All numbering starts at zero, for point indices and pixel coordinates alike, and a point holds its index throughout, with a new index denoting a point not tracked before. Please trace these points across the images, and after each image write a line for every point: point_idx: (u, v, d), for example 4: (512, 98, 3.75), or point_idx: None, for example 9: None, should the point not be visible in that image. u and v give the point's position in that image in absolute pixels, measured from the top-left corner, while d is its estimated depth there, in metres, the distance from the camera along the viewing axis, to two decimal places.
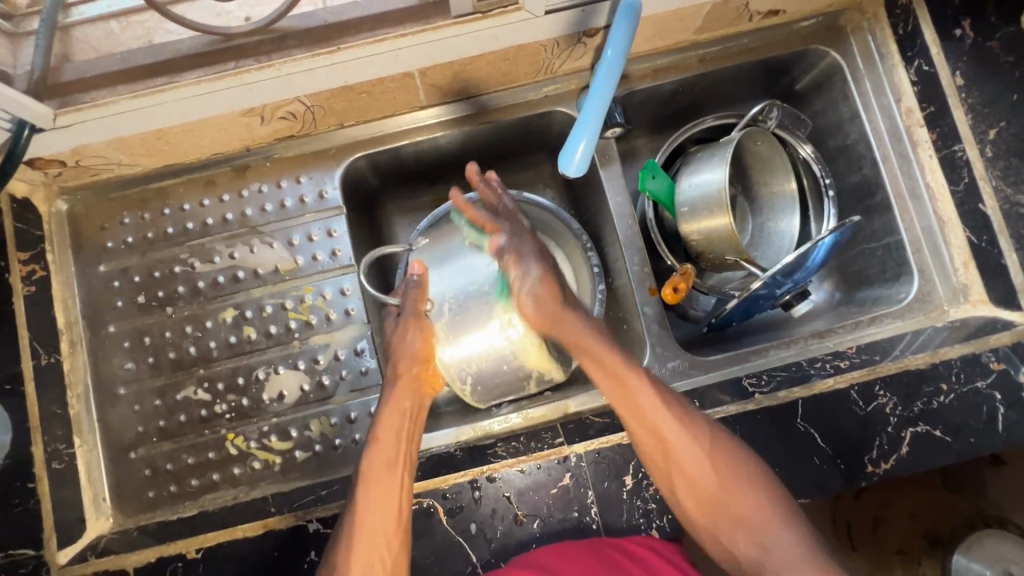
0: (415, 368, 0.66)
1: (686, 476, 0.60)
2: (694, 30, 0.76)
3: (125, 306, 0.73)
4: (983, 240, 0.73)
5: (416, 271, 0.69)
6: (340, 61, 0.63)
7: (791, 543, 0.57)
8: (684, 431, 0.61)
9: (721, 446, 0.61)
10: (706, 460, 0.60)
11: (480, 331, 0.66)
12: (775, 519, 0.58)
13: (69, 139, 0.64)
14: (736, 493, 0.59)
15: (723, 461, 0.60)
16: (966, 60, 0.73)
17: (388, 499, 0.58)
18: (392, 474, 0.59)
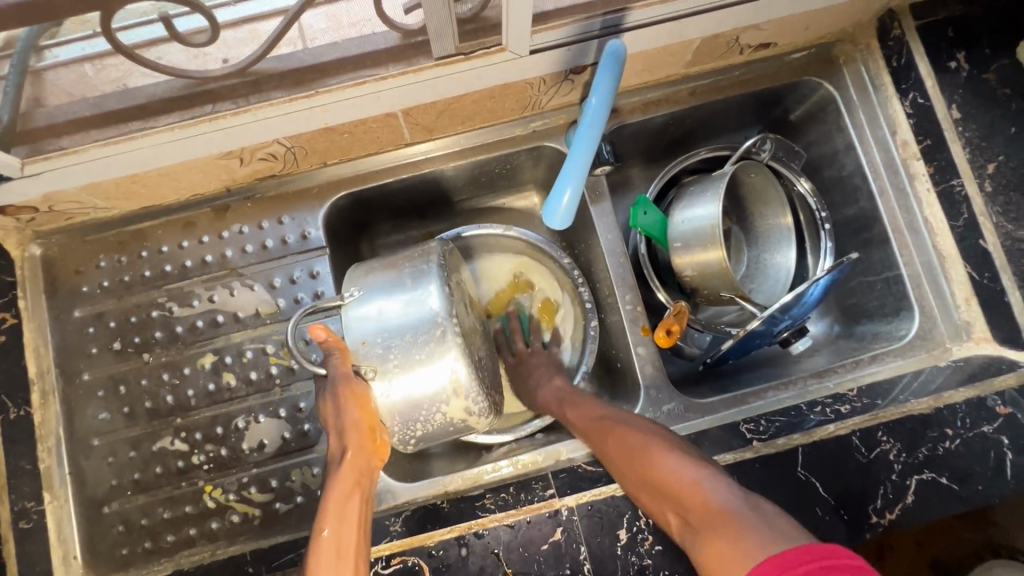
0: (362, 441, 0.54)
1: (629, 475, 0.58)
2: (683, 64, 0.74)
3: (100, 353, 0.70)
4: (985, 277, 0.70)
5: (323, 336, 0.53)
6: (319, 104, 0.62)
7: (731, 502, 0.48)
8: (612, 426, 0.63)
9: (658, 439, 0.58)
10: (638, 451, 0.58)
11: (432, 371, 0.54)
12: (700, 479, 0.51)
13: (41, 186, 0.62)
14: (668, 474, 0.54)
15: (652, 448, 0.57)
16: (962, 93, 0.71)
17: (345, 561, 0.50)
18: (343, 565, 0.50)
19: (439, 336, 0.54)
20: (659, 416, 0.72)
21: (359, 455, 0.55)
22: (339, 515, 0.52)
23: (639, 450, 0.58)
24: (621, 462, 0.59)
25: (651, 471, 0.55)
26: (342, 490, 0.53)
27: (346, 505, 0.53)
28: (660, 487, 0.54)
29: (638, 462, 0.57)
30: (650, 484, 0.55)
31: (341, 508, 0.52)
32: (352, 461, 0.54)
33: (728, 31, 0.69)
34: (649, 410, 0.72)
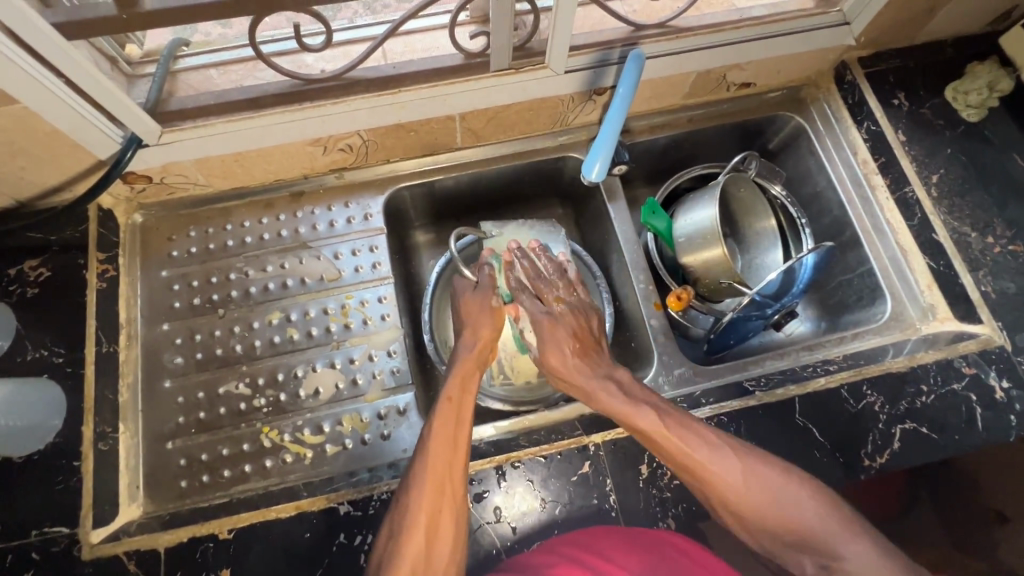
0: (491, 337, 0.74)
1: (735, 511, 0.61)
2: (682, 96, 0.93)
3: (181, 307, 0.80)
4: (941, 265, 0.83)
5: (486, 254, 0.78)
6: (399, 101, 0.77)
7: (864, 555, 0.54)
8: (711, 454, 0.62)
9: (754, 461, 0.62)
10: (747, 481, 0.60)
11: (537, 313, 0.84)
12: (847, 543, 0.56)
13: (163, 156, 0.75)
14: (787, 510, 0.59)
15: (762, 476, 0.61)
16: (906, 122, 0.90)
17: (451, 421, 0.64)
18: (460, 419, 0.64)
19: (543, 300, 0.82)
20: (670, 378, 0.80)
21: (489, 346, 0.74)
22: (465, 391, 0.67)
23: (740, 475, 0.61)
24: (739, 500, 0.60)
25: (775, 515, 0.59)
26: (468, 369, 0.70)
27: (467, 384, 0.69)
28: (795, 538, 0.58)
29: (760, 507, 0.60)
30: (768, 522, 0.59)
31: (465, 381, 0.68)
32: (480, 352, 0.73)
33: (718, 68, 0.87)
34: (661, 372, 0.80)
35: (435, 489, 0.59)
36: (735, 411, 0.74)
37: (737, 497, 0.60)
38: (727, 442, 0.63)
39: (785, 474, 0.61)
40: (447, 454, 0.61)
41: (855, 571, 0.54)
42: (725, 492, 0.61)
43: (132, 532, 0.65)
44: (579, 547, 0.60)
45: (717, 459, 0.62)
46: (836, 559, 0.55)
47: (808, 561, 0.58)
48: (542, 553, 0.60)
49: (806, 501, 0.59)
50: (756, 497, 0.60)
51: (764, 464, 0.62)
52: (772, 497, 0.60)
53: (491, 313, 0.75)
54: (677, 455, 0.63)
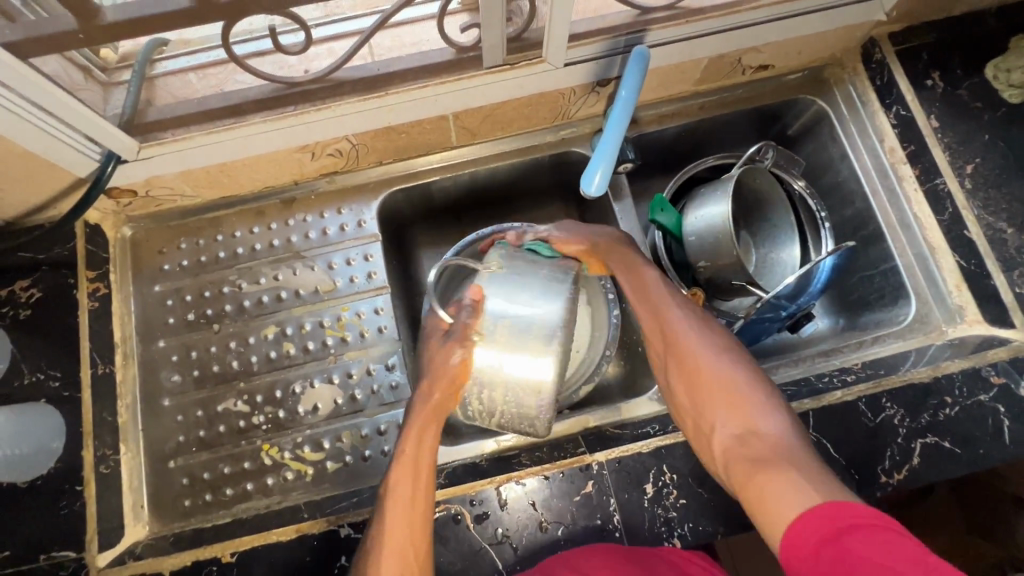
0: (450, 395, 0.58)
1: (685, 363, 0.64)
2: (694, 82, 0.86)
3: (176, 323, 0.79)
4: (972, 264, 0.77)
5: (475, 294, 0.56)
6: (387, 104, 0.72)
7: (790, 444, 0.55)
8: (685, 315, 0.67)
9: (739, 353, 0.64)
10: (707, 344, 0.64)
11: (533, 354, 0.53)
12: (771, 420, 0.58)
13: (146, 170, 0.72)
14: (736, 388, 0.61)
15: (739, 363, 0.63)
16: (939, 106, 0.83)
17: (405, 482, 0.59)
18: (419, 477, 0.60)
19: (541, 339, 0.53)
20: None
21: (448, 403, 0.59)
22: (418, 447, 0.60)
23: (709, 347, 0.64)
24: (688, 357, 0.64)
25: (722, 382, 0.62)
26: (425, 424, 0.60)
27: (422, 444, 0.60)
28: (730, 402, 0.60)
29: (707, 377, 0.62)
30: (706, 387, 0.62)
31: (422, 443, 0.61)
32: (436, 404, 0.59)
33: (732, 52, 0.80)
34: None
35: (400, 557, 0.56)
36: None
37: (695, 361, 0.63)
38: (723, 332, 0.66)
39: (754, 375, 0.62)
40: (405, 523, 0.58)
41: (770, 440, 0.56)
42: (687, 347, 0.64)
43: (138, 555, 0.66)
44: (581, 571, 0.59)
45: (694, 337, 0.65)
46: (753, 429, 0.58)
47: (729, 423, 0.59)
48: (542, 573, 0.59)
49: (767, 395, 0.60)
50: (719, 371, 0.62)
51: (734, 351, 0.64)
52: (725, 380, 0.61)
53: (450, 369, 0.56)
54: (659, 311, 0.68)
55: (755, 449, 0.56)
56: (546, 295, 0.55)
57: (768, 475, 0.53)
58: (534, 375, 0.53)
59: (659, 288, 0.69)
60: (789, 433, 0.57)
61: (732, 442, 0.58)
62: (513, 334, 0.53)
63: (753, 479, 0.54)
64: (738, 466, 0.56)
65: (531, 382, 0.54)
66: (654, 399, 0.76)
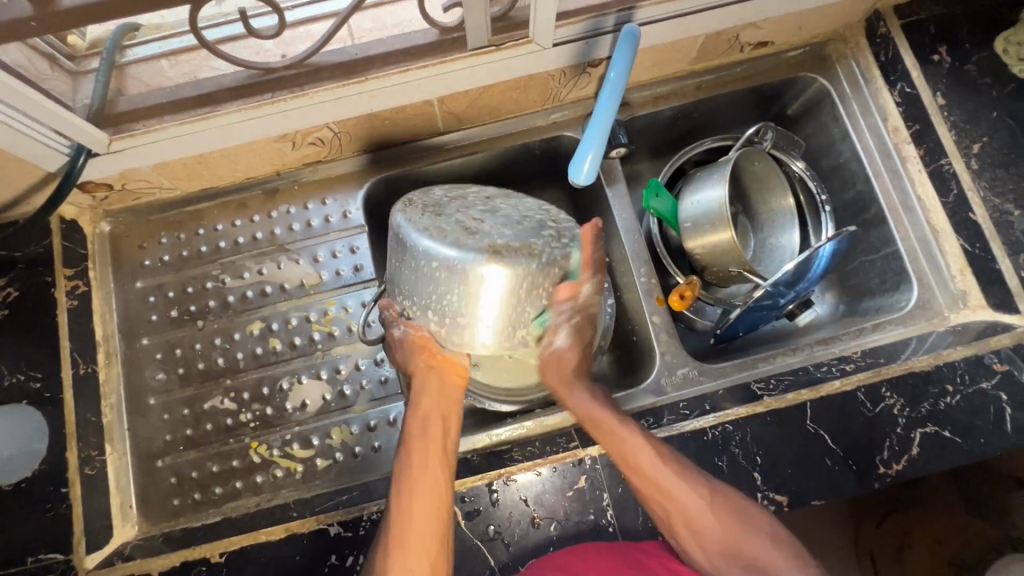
0: (434, 363, 0.64)
1: (692, 526, 0.61)
2: (690, 61, 0.82)
3: (159, 320, 0.77)
4: (977, 248, 0.75)
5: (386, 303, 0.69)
6: (368, 90, 0.69)
7: None
8: (681, 478, 0.61)
9: (726, 495, 0.61)
10: (715, 505, 0.61)
11: (428, 266, 0.53)
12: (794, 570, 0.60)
13: (119, 164, 0.69)
14: (752, 541, 0.60)
15: (737, 509, 0.61)
16: (945, 82, 0.79)
17: (432, 464, 0.61)
18: (439, 461, 0.61)
19: (420, 250, 0.53)
20: (674, 379, 0.75)
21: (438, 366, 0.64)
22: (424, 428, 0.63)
23: (706, 504, 0.61)
24: (699, 524, 0.61)
25: (736, 542, 0.60)
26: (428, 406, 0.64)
27: (429, 424, 0.63)
28: (747, 562, 0.61)
29: (721, 540, 0.61)
30: (722, 546, 0.61)
31: (427, 413, 0.64)
32: (424, 374, 0.64)
33: (730, 28, 0.77)
34: (664, 373, 0.76)
35: (431, 533, 0.58)
36: (742, 419, 0.69)
37: (698, 521, 0.61)
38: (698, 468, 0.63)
39: (748, 509, 0.61)
40: (429, 492, 0.59)
41: None
42: (695, 514, 0.61)
43: (127, 556, 0.65)
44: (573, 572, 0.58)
45: (689, 488, 0.61)
46: None
47: None
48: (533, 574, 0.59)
49: (773, 537, 0.60)
50: (723, 529, 0.60)
51: (734, 501, 0.61)
52: (734, 529, 0.60)
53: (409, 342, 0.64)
54: (644, 471, 0.61)
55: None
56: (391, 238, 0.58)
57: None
58: (446, 279, 0.53)
59: (651, 451, 0.62)
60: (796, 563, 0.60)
61: None
62: (411, 285, 0.56)
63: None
64: None
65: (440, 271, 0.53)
66: (648, 391, 0.75)
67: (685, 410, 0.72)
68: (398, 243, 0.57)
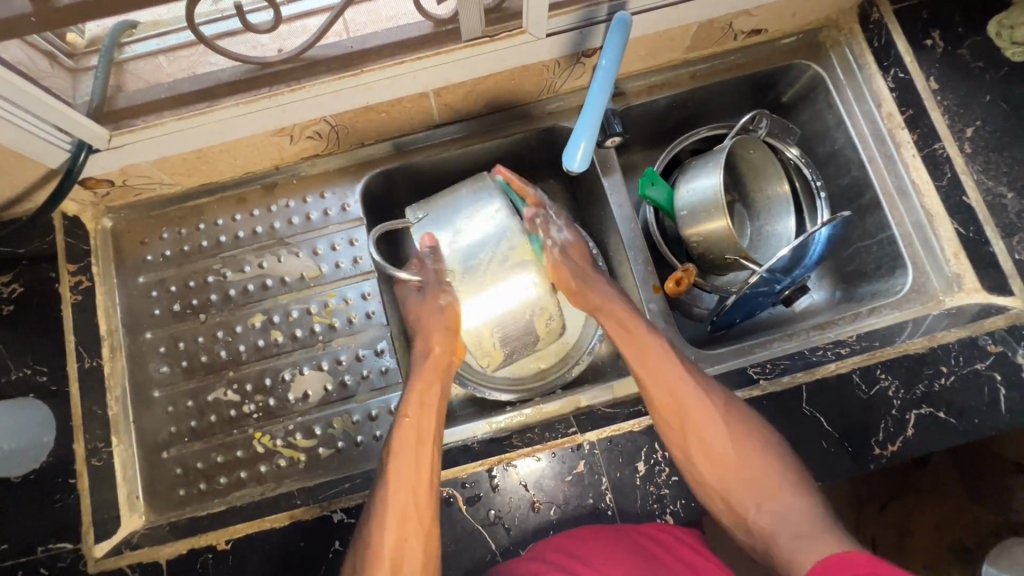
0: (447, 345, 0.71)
1: (707, 439, 0.67)
2: (684, 50, 0.83)
3: (162, 314, 0.78)
4: (971, 231, 0.75)
5: (428, 243, 0.67)
6: (364, 82, 0.70)
7: (813, 517, 0.62)
8: (701, 394, 0.68)
9: (739, 409, 0.68)
10: (730, 423, 0.67)
11: (518, 268, 0.66)
12: (797, 496, 0.64)
13: (120, 159, 0.70)
14: (763, 459, 0.65)
15: (750, 434, 0.66)
16: (939, 66, 0.79)
17: (418, 453, 0.64)
18: (422, 448, 0.65)
19: (515, 242, 0.66)
20: None
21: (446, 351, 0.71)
22: (421, 406, 0.68)
23: (722, 415, 0.67)
24: (711, 438, 0.67)
25: (743, 462, 0.66)
26: (425, 393, 0.69)
27: (425, 400, 0.69)
28: (754, 483, 0.65)
29: (732, 454, 0.66)
30: (731, 462, 0.66)
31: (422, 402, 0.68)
32: (438, 353, 0.71)
33: (723, 16, 0.77)
34: None
35: (400, 522, 0.60)
36: (738, 403, 0.70)
37: (715, 435, 0.67)
38: (717, 386, 0.70)
39: (761, 428, 0.66)
40: (410, 486, 0.62)
41: (794, 518, 0.63)
42: (708, 427, 0.67)
43: (134, 545, 0.66)
44: (578, 558, 0.59)
45: (705, 405, 0.68)
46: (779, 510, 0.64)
47: (755, 505, 0.65)
48: (539, 561, 0.60)
49: (782, 455, 0.65)
50: (736, 440, 0.66)
51: (751, 423, 0.67)
52: (744, 443, 0.66)
53: (444, 312, 0.69)
54: (671, 390, 0.68)
55: (789, 510, 0.63)
56: (465, 200, 0.69)
57: (807, 541, 0.60)
58: (524, 283, 0.66)
59: (676, 366, 0.69)
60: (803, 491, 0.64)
61: (761, 523, 0.65)
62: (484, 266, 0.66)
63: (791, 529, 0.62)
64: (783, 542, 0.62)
65: (506, 250, 0.66)
66: None
67: None
68: (491, 215, 0.67)
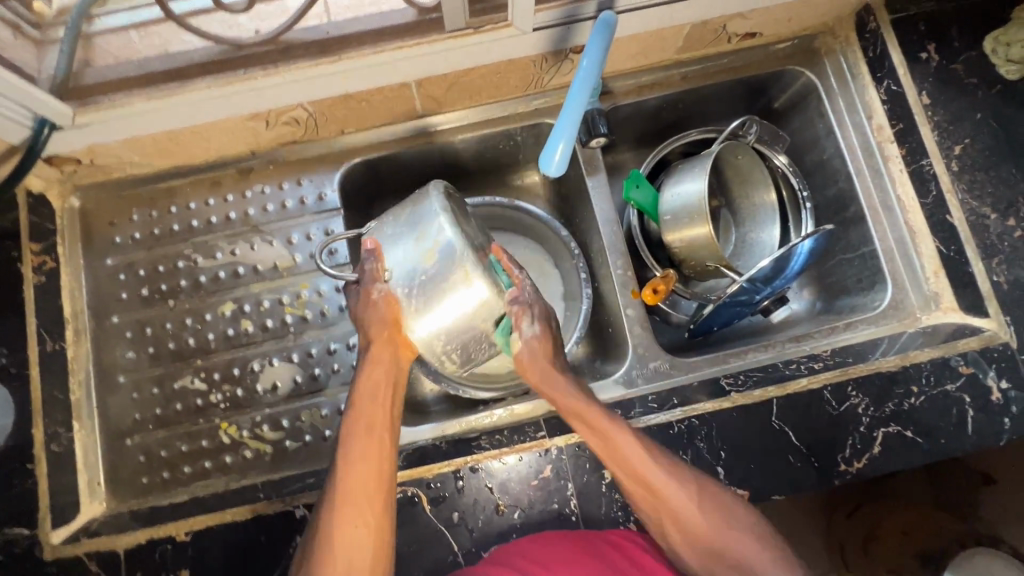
0: (395, 337, 0.59)
1: (675, 514, 0.62)
2: (676, 50, 0.81)
3: (129, 298, 0.76)
4: (952, 250, 0.75)
5: (369, 246, 0.58)
6: (341, 70, 0.67)
7: None
8: (673, 478, 0.61)
9: (711, 488, 0.63)
10: (698, 502, 0.61)
11: (462, 288, 0.55)
12: (767, 565, 0.61)
13: (87, 137, 0.68)
14: (733, 528, 0.62)
15: (720, 501, 0.62)
16: (932, 80, 0.78)
17: (368, 458, 0.58)
18: (373, 434, 0.59)
19: (459, 271, 0.54)
20: (644, 372, 0.76)
21: (393, 342, 0.59)
22: (370, 393, 0.60)
23: (694, 496, 0.61)
24: (679, 514, 0.62)
25: (712, 541, 0.62)
26: (376, 389, 0.60)
27: (376, 381, 0.60)
28: (725, 555, 0.62)
29: (705, 525, 0.61)
30: (700, 536, 0.62)
31: (374, 385, 0.61)
32: (380, 341, 0.60)
33: (716, 18, 0.76)
34: (635, 366, 0.76)
35: (356, 512, 0.57)
36: (707, 414, 0.70)
37: (684, 509, 0.61)
38: (690, 471, 0.63)
39: (730, 500, 0.63)
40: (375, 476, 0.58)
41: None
42: (678, 507, 0.61)
43: (93, 532, 0.65)
44: (539, 561, 0.58)
45: (677, 488, 0.61)
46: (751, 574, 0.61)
47: (722, 569, 0.62)
48: (497, 563, 0.59)
49: (746, 529, 0.62)
50: (709, 522, 0.61)
51: (723, 502, 0.62)
52: (713, 523, 0.61)
53: (376, 306, 0.59)
54: (646, 489, 0.61)
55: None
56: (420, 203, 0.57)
57: None
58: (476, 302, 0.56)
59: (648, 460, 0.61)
60: (760, 537, 0.62)
61: None
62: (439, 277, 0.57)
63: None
64: None
65: (429, 257, 0.55)
66: (619, 382, 0.76)
67: (655, 403, 0.72)
68: (442, 222, 0.55)
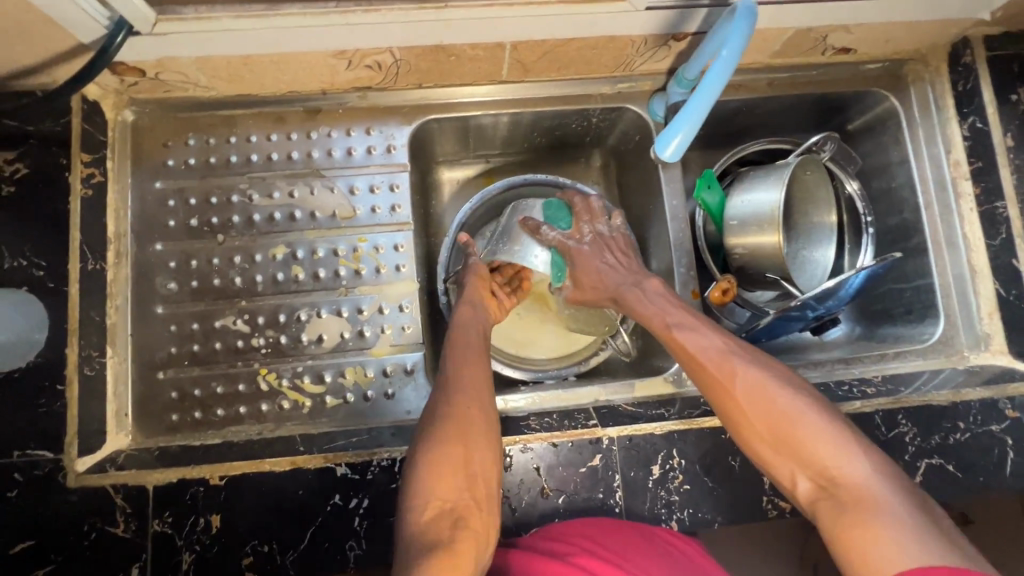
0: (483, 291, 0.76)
1: (739, 398, 0.59)
2: (770, 54, 0.79)
3: (176, 227, 0.73)
4: (1011, 294, 0.76)
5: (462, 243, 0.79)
6: (444, 19, 0.62)
7: (878, 486, 0.49)
8: (736, 360, 0.61)
9: (784, 379, 0.59)
10: (764, 387, 0.58)
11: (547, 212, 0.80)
12: (853, 461, 0.52)
13: (161, 48, 0.62)
14: (801, 422, 0.55)
15: (792, 392, 0.57)
16: (1018, 124, 0.78)
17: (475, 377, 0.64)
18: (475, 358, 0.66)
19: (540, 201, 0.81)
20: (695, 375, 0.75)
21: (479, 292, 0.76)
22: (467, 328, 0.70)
23: (753, 385, 0.59)
24: (745, 401, 0.58)
25: (787, 431, 0.55)
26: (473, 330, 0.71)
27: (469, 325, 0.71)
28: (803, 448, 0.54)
29: (775, 416, 0.56)
30: (774, 428, 0.56)
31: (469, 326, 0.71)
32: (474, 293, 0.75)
33: (821, 27, 0.73)
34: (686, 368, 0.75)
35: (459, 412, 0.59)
36: None
37: (747, 396, 0.58)
38: (765, 362, 0.61)
39: (800, 395, 0.57)
40: (474, 390, 0.62)
41: (852, 486, 0.50)
42: (742, 392, 0.59)
43: (120, 465, 0.63)
44: (613, 549, 0.57)
45: (740, 369, 0.60)
46: (837, 474, 0.52)
47: (805, 469, 0.54)
48: (566, 542, 0.58)
49: (822, 417, 0.55)
50: (779, 408, 0.56)
51: (795, 391, 0.57)
52: (777, 414, 0.56)
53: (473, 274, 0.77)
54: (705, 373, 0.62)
55: (842, 479, 0.51)
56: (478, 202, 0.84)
57: (857, 517, 0.48)
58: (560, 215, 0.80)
59: (703, 341, 0.64)
60: (838, 431, 0.54)
61: (817, 489, 0.53)
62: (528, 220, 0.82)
63: (843, 525, 0.49)
64: (835, 513, 0.50)
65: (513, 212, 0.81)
66: (670, 380, 0.75)
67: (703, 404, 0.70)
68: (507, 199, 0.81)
